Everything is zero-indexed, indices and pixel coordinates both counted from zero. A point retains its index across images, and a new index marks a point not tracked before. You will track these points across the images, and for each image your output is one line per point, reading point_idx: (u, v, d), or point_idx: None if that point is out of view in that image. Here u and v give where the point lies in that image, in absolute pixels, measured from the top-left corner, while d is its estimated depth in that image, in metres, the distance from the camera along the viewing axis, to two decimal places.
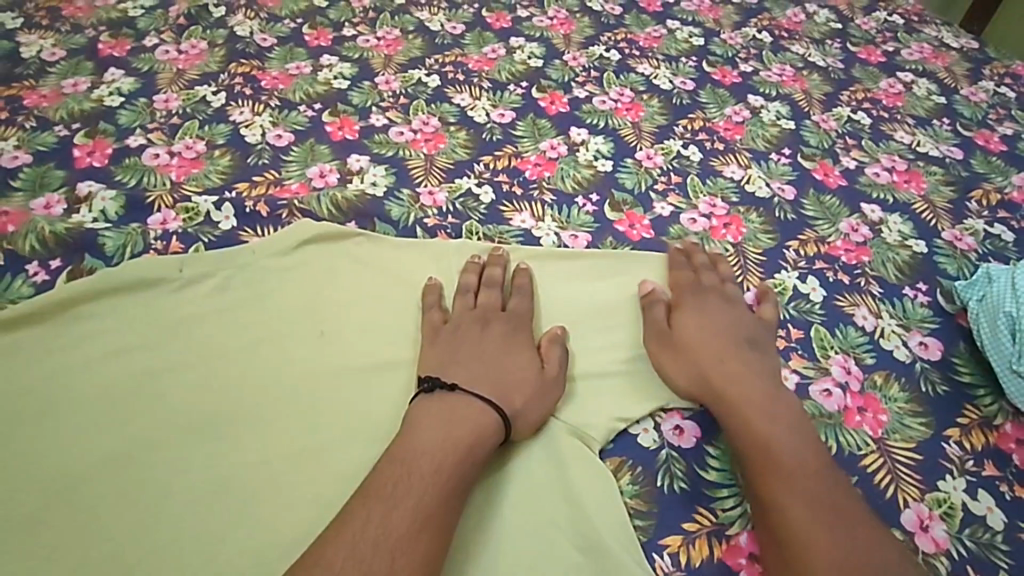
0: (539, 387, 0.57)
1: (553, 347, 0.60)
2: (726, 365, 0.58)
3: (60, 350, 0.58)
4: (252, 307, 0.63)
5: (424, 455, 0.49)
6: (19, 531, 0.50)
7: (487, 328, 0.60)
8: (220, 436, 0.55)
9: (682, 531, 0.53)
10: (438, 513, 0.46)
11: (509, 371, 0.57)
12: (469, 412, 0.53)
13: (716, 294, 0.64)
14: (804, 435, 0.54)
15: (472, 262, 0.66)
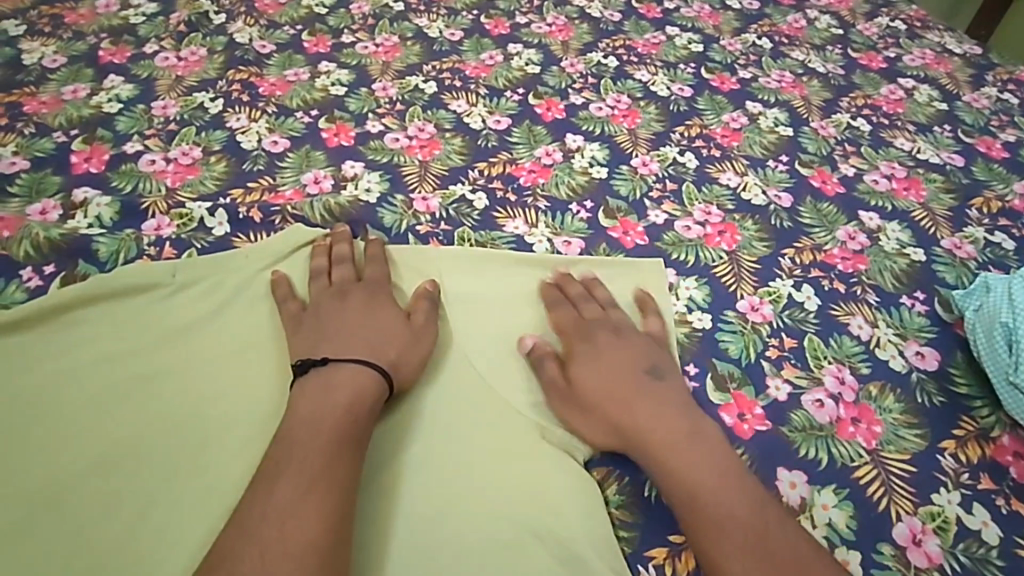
0: (410, 335, 0.59)
1: (420, 302, 0.62)
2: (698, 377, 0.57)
3: (52, 355, 0.58)
4: (244, 312, 0.63)
5: (303, 425, 0.50)
6: (6, 537, 0.50)
7: (346, 297, 0.61)
8: (209, 441, 0.55)
9: (670, 543, 0.52)
10: (323, 473, 0.47)
11: (377, 327, 0.58)
12: (344, 378, 0.53)
13: (602, 327, 0.61)
14: (727, 471, 0.51)
15: (319, 244, 0.67)
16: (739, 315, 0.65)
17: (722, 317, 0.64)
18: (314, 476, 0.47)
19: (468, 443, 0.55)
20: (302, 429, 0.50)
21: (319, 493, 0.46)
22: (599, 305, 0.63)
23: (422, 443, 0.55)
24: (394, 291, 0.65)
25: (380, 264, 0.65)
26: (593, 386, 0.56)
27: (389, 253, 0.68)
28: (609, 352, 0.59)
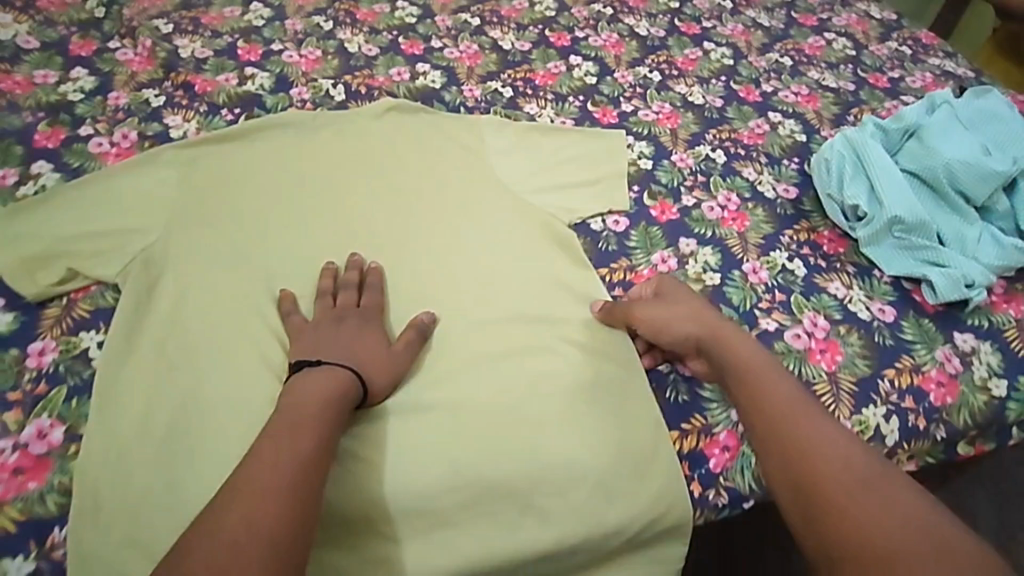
0: (387, 360, 0.71)
1: (408, 330, 0.74)
2: (733, 364, 0.71)
3: (244, 154, 0.94)
4: (355, 138, 0.99)
5: (304, 405, 0.61)
6: (223, 232, 0.83)
7: (340, 320, 0.73)
8: (337, 199, 0.90)
9: (610, 266, 0.86)
10: (328, 441, 0.60)
11: (364, 350, 0.70)
12: (335, 379, 0.65)
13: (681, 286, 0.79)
14: (811, 418, 0.65)
15: (326, 269, 0.79)
16: (672, 164, 1.00)
17: (660, 164, 0.99)
18: (316, 446, 0.58)
19: (490, 214, 0.89)
20: (301, 405, 0.61)
21: (319, 454, 0.58)
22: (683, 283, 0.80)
23: (466, 210, 0.90)
24: (382, 317, 0.77)
25: (373, 296, 0.77)
26: (677, 319, 0.75)
27: (387, 278, 0.81)
28: (688, 304, 0.76)
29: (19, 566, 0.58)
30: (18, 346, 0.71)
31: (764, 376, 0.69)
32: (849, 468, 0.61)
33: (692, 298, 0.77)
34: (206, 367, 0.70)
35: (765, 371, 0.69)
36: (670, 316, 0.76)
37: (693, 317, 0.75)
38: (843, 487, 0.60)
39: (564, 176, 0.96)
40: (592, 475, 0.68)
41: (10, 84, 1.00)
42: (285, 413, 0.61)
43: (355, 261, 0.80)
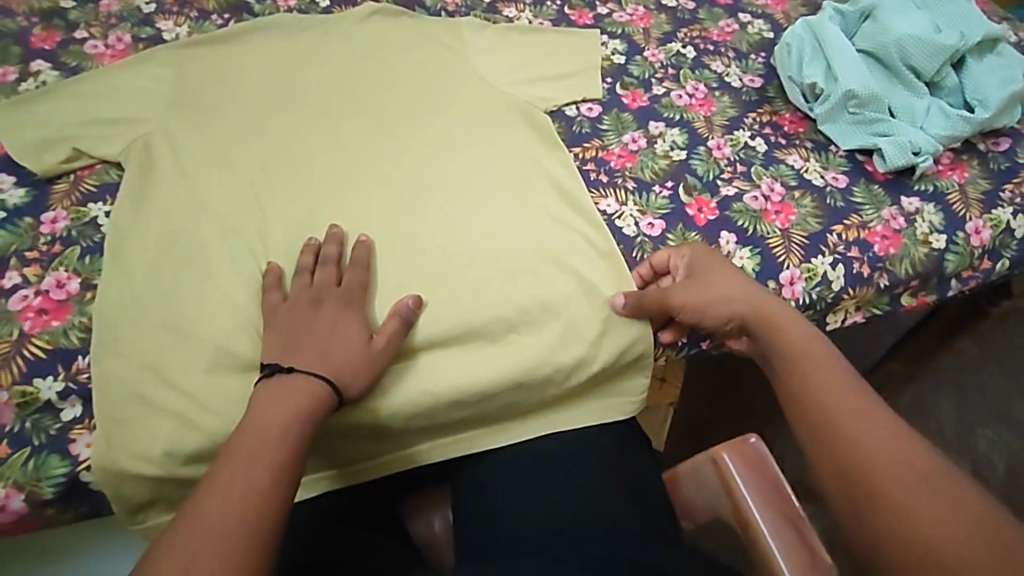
0: (365, 357, 0.67)
1: (391, 320, 0.70)
2: (782, 350, 0.70)
3: (230, 53, 0.97)
4: (338, 32, 1.01)
5: (268, 424, 0.60)
6: (215, 121, 0.88)
7: (319, 307, 0.68)
8: (320, 90, 0.93)
9: (582, 145, 0.90)
10: (289, 464, 0.58)
11: (338, 348, 0.66)
12: (305, 387, 0.62)
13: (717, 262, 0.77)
14: (865, 406, 0.65)
15: (307, 244, 0.73)
16: (644, 59, 1.04)
17: (633, 58, 1.04)
18: (272, 470, 0.57)
19: (469, 102, 0.94)
20: (262, 426, 0.59)
21: (278, 480, 0.57)
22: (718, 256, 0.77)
23: (446, 98, 0.94)
24: (367, 298, 0.72)
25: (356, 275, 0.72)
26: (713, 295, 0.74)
27: (374, 253, 0.76)
28: (727, 282, 0.74)
29: (51, 386, 0.64)
30: (32, 215, 0.76)
31: (805, 360, 0.69)
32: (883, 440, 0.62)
33: (727, 274, 0.75)
34: (207, 230, 0.75)
35: (810, 355, 0.69)
36: (706, 295, 0.74)
37: (731, 297, 0.74)
38: (897, 481, 0.60)
39: (541, 69, 1.00)
40: (563, 317, 0.75)
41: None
42: (245, 434, 0.59)
43: (336, 238, 0.74)
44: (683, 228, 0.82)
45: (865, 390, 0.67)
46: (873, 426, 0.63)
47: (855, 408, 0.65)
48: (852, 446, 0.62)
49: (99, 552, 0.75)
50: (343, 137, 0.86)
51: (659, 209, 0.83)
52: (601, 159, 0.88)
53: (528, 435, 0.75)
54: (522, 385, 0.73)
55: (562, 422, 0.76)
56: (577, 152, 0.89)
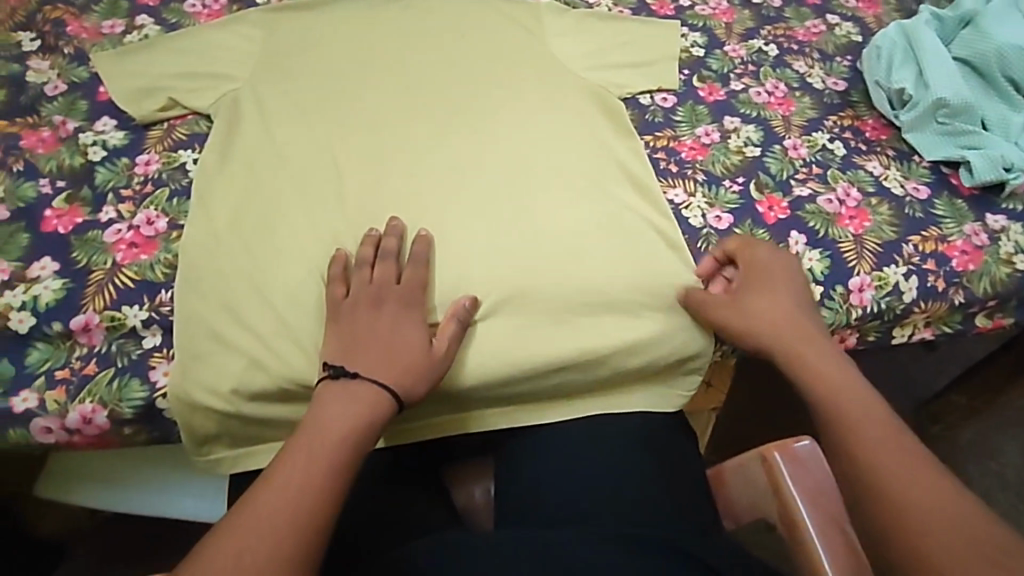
0: (426, 362, 0.67)
1: (449, 323, 0.70)
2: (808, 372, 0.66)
3: (313, 19, 1.00)
4: (420, 3, 1.03)
5: (328, 427, 0.60)
6: (297, 84, 0.90)
7: (380, 306, 0.68)
8: (399, 62, 0.95)
9: (652, 135, 0.90)
10: (341, 472, 0.58)
11: (400, 353, 0.66)
12: (367, 394, 0.63)
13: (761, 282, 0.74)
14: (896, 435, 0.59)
15: (368, 235, 0.73)
16: (725, 54, 1.03)
17: (712, 52, 1.03)
18: (326, 474, 0.58)
19: (544, 84, 0.94)
20: (322, 430, 0.60)
21: (329, 487, 0.57)
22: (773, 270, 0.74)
23: (520, 79, 0.94)
24: (425, 294, 0.72)
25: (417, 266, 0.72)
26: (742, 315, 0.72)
27: (433, 246, 0.75)
28: (761, 301, 0.72)
29: (136, 314, 0.68)
30: (128, 156, 0.81)
31: (820, 370, 0.66)
32: (897, 449, 0.58)
33: (783, 277, 0.74)
34: (286, 183, 0.78)
35: (827, 373, 0.66)
36: (735, 313, 0.72)
37: (773, 306, 0.72)
38: (927, 517, 0.54)
39: (616, 57, 0.99)
40: (622, 303, 0.75)
41: (75, 29, 0.95)
42: (305, 436, 0.60)
43: (397, 231, 0.74)
44: (751, 225, 0.80)
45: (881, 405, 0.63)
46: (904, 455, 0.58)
47: (870, 424, 0.61)
48: (864, 457, 0.59)
49: (195, 488, 0.81)
50: (418, 110, 0.88)
51: (727, 203, 0.82)
52: (671, 149, 0.88)
53: (578, 414, 0.77)
54: (574, 364, 0.74)
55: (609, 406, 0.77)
56: (648, 140, 0.89)
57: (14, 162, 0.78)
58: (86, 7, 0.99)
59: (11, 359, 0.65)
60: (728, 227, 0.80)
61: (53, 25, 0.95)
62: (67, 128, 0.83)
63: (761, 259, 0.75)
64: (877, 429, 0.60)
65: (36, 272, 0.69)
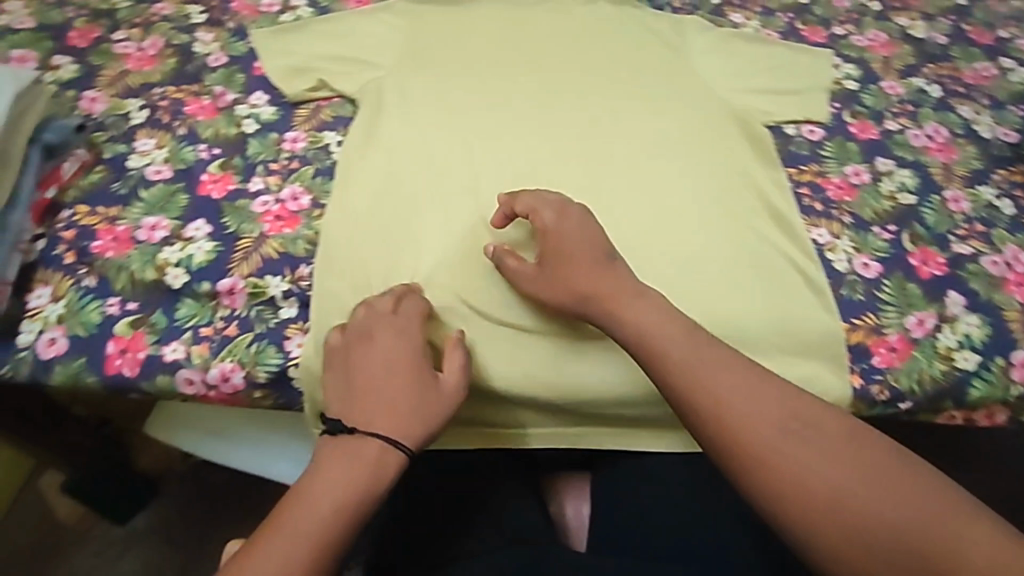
0: (430, 401, 0.65)
1: (450, 356, 0.67)
2: (723, 399, 0.61)
3: (455, 13, 0.99)
4: (564, 7, 1.02)
5: (325, 494, 0.59)
6: (437, 76, 0.91)
7: (373, 339, 0.66)
8: (540, 66, 0.94)
9: (797, 168, 0.85)
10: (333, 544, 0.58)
11: (402, 397, 0.64)
12: (372, 453, 0.61)
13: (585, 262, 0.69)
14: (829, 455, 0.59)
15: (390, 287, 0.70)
16: (880, 88, 0.96)
17: (868, 86, 0.96)
18: (317, 542, 0.57)
19: (686, 104, 0.91)
20: (318, 498, 0.59)
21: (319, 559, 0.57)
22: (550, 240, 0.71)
23: (661, 97, 0.91)
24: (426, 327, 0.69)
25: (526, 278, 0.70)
26: (642, 328, 0.66)
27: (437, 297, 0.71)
28: (647, 310, 0.66)
29: (278, 285, 0.71)
30: (278, 132, 0.84)
31: (740, 417, 0.60)
32: (835, 474, 0.58)
33: (593, 249, 0.70)
34: (425, 175, 0.79)
35: (739, 401, 0.61)
36: (619, 320, 0.67)
37: (658, 314, 0.66)
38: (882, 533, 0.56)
39: (763, 83, 0.95)
40: (755, 341, 0.72)
41: (239, 4, 0.99)
42: (300, 501, 0.59)
43: (501, 253, 0.71)
44: (901, 277, 0.77)
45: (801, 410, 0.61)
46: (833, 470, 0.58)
47: (803, 449, 0.59)
48: (821, 506, 0.57)
49: (291, 454, 0.86)
50: (556, 117, 0.87)
51: (876, 251, 0.78)
52: (817, 186, 0.83)
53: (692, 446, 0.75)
54: None
55: (687, 443, 0.73)
56: (793, 173, 0.85)
57: (179, 126, 0.83)
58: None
59: (162, 311, 0.68)
60: (876, 275, 0.77)
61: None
62: (226, 98, 0.87)
63: (551, 230, 0.71)
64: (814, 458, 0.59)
65: (191, 232, 0.72)
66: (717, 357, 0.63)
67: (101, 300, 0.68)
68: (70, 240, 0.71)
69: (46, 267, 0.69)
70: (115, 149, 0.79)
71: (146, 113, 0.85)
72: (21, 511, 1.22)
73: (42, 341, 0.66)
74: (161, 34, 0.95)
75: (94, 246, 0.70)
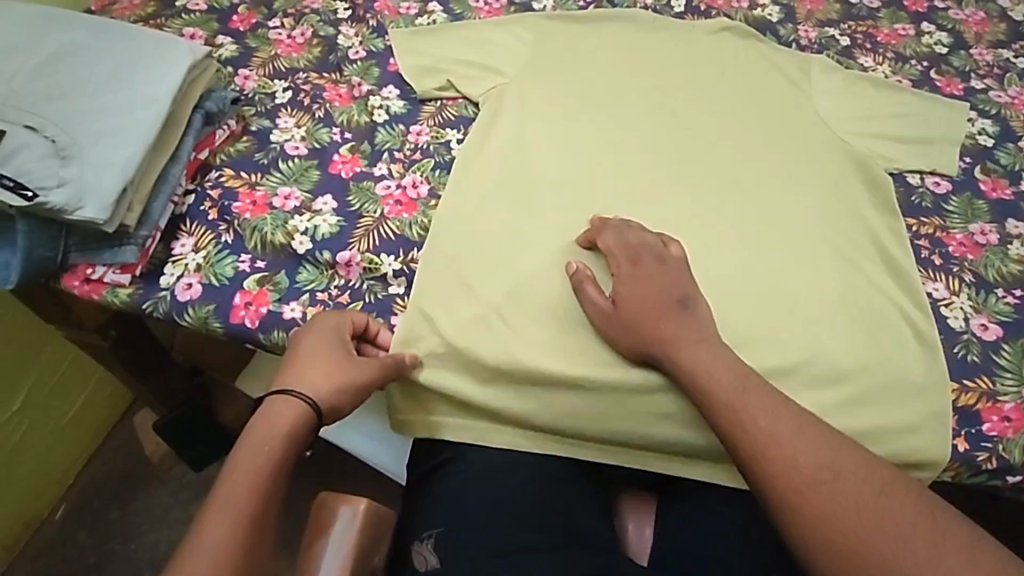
0: (347, 376, 0.66)
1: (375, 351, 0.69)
2: (759, 426, 0.60)
3: (583, 32, 1.03)
4: (689, 36, 1.03)
5: (266, 432, 0.60)
6: (559, 90, 0.94)
7: (309, 327, 0.69)
8: (659, 88, 0.96)
9: (917, 218, 0.82)
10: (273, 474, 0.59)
11: (323, 369, 0.65)
12: (282, 409, 0.62)
13: (646, 288, 0.70)
14: (833, 478, 0.57)
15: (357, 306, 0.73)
16: (1017, 148, 0.93)
17: (1003, 144, 0.93)
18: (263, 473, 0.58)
19: (804, 141, 0.89)
20: (261, 434, 0.60)
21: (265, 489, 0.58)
22: (631, 265, 0.72)
23: (778, 132, 0.91)
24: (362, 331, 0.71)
25: (599, 310, 0.70)
26: (694, 356, 0.65)
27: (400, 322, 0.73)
28: (693, 335, 0.67)
29: (390, 264, 0.76)
30: (404, 124, 0.90)
31: (781, 458, 0.58)
32: (840, 499, 0.56)
33: (668, 287, 0.70)
34: (538, 178, 0.83)
35: (774, 427, 0.60)
36: (654, 340, 0.67)
37: (710, 347, 0.66)
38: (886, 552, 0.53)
39: (890, 130, 0.92)
40: (855, 389, 0.70)
41: (381, 5, 1.07)
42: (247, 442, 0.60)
43: (582, 276, 0.72)
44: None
45: (823, 430, 0.60)
46: (843, 496, 0.56)
47: (821, 477, 0.57)
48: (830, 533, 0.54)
49: (365, 429, 0.90)
50: (672, 140, 0.89)
51: (998, 314, 0.74)
52: (937, 239, 0.80)
53: None
54: None
55: None
56: (913, 223, 0.82)
57: (317, 109, 0.91)
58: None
59: (286, 272, 0.74)
60: (996, 340, 0.73)
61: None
62: (361, 89, 0.94)
63: (626, 271, 0.71)
64: (825, 483, 0.56)
65: (319, 206, 0.79)
66: (766, 398, 0.62)
67: (235, 256, 0.75)
68: (215, 198, 0.78)
69: (193, 220, 0.77)
70: (260, 123, 0.88)
71: (290, 94, 0.93)
72: (113, 445, 1.33)
73: (180, 285, 0.73)
74: (310, 25, 1.03)
75: (234, 206, 0.78)
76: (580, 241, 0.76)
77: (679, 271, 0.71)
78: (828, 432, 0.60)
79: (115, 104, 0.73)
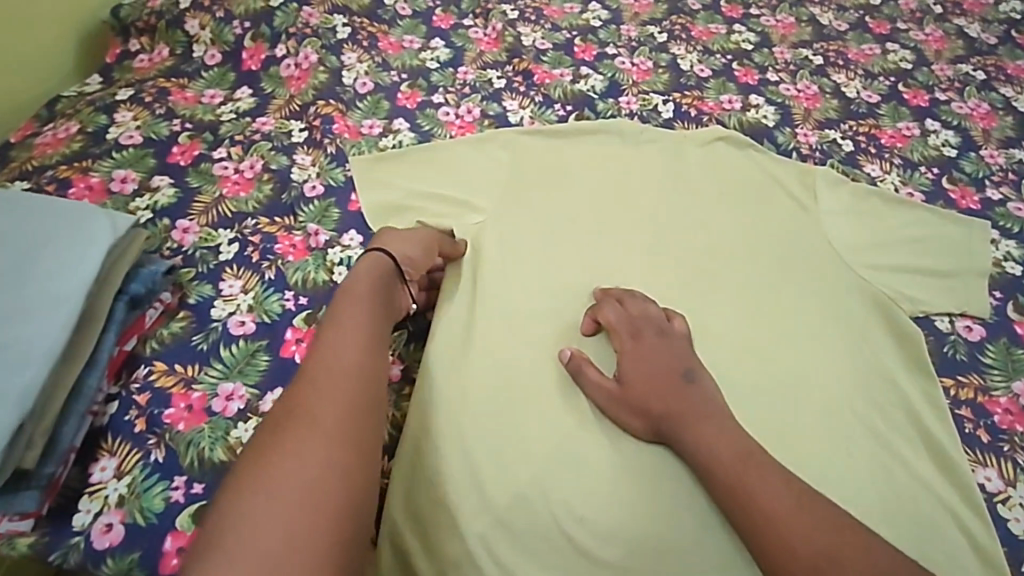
0: (410, 235, 0.75)
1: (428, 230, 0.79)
2: (763, 505, 0.56)
3: (565, 151, 0.93)
4: (681, 151, 0.94)
5: (355, 295, 0.66)
6: (543, 229, 0.84)
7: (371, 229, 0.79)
8: (653, 217, 0.86)
9: (956, 378, 0.75)
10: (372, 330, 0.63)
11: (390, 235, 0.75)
12: (371, 264, 0.70)
13: (654, 348, 0.68)
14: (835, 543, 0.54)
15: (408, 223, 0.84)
16: None
17: None
18: (364, 322, 0.63)
19: (818, 283, 0.80)
20: (349, 296, 0.66)
21: (367, 339, 0.62)
22: (632, 338, 0.69)
23: (788, 272, 0.81)
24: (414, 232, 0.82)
25: (606, 392, 0.67)
26: (704, 431, 0.62)
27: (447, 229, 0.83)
28: (706, 410, 0.63)
29: None
30: None
31: (783, 545, 0.54)
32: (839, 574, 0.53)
33: (671, 359, 0.67)
34: (523, 353, 0.72)
35: (770, 501, 0.57)
36: (665, 414, 0.63)
37: (719, 425, 0.62)
38: None
39: (909, 263, 0.83)
40: None
41: (340, 126, 0.97)
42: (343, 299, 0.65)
43: (579, 361, 0.69)
44: None
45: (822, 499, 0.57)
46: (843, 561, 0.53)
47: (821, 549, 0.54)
48: None
49: None
50: (671, 289, 0.79)
51: None
52: (979, 406, 0.73)
53: None
54: None
55: None
56: (950, 384, 0.74)
57: (267, 268, 0.79)
58: (352, 102, 1.00)
59: None
60: None
61: (323, 120, 0.97)
62: (319, 239, 0.83)
63: (629, 346, 0.69)
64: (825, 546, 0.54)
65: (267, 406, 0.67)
66: (770, 479, 0.58)
67: (166, 482, 0.62)
68: (142, 404, 0.67)
69: (115, 436, 0.65)
70: (200, 292, 0.76)
71: (236, 247, 0.81)
72: None
73: (97, 527, 0.60)
74: (260, 155, 0.92)
75: (166, 414, 0.66)
76: (585, 324, 0.74)
77: (683, 344, 0.69)
78: (826, 506, 0.57)
79: (11, 315, 0.61)
